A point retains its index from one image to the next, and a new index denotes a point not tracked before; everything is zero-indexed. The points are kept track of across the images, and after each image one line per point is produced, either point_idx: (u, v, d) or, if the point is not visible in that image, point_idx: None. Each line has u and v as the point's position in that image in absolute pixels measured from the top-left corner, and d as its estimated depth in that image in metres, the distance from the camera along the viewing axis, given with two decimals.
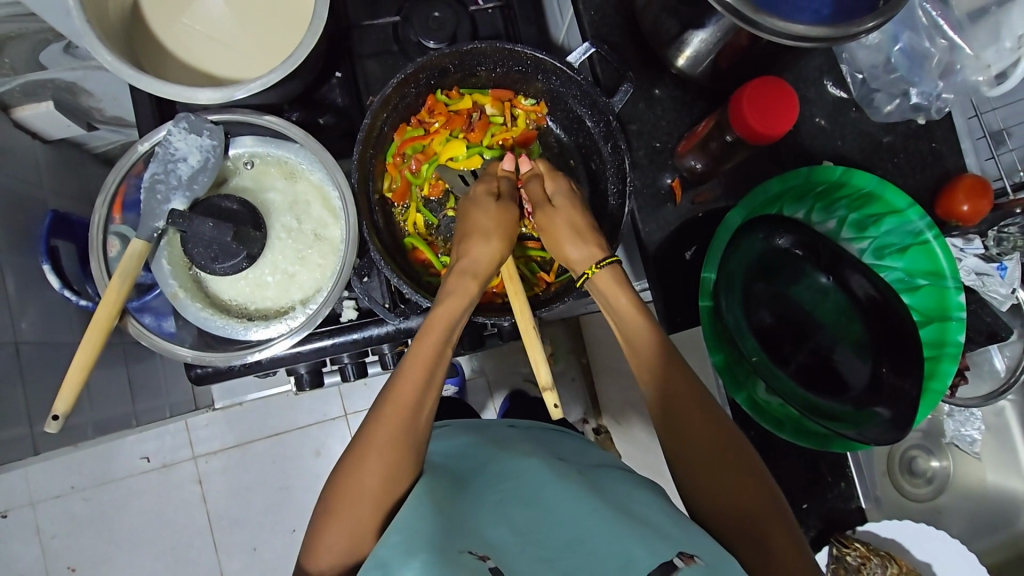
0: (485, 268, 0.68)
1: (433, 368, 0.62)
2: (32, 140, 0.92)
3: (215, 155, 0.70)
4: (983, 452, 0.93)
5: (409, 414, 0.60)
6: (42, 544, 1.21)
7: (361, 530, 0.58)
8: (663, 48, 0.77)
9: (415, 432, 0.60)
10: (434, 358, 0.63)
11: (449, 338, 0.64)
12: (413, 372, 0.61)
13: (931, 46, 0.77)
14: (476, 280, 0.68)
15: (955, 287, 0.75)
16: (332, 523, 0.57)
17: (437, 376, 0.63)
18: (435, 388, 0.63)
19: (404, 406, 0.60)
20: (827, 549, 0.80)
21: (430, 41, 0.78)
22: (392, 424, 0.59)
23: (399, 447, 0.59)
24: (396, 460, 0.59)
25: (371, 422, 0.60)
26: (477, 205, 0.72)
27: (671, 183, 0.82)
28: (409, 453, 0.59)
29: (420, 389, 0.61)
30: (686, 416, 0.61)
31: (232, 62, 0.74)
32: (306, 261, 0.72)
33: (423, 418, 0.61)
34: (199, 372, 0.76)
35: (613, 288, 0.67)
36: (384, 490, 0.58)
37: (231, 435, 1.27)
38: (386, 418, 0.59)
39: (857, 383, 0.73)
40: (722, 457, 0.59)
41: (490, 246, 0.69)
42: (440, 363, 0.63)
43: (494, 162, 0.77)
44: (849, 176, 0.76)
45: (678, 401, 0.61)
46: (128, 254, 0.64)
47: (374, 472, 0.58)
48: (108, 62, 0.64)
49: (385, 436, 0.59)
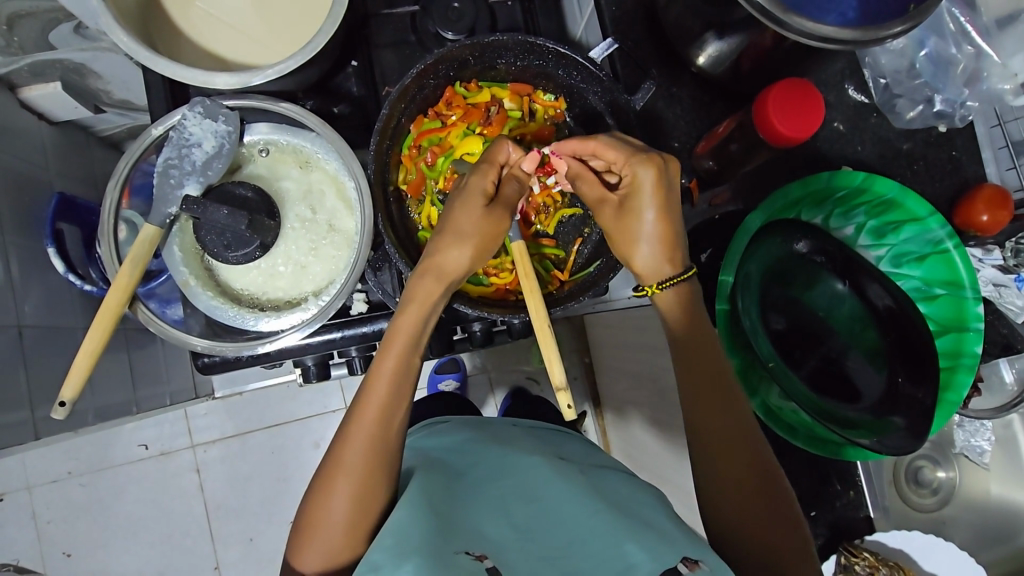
0: (455, 268, 0.66)
1: (399, 381, 0.61)
2: (39, 121, 0.91)
3: (230, 141, 0.68)
4: (991, 464, 0.92)
5: (377, 431, 0.59)
6: (38, 529, 1.20)
7: (337, 543, 0.58)
8: (683, 46, 0.76)
9: (387, 447, 0.59)
10: (401, 367, 0.62)
11: (415, 344, 0.63)
12: (379, 386, 0.61)
13: (957, 52, 0.78)
14: (442, 283, 0.65)
15: (973, 298, 0.74)
16: (310, 536, 0.58)
17: (406, 387, 0.62)
18: (404, 400, 0.62)
19: (371, 422, 0.59)
20: (835, 557, 0.81)
21: (449, 32, 0.77)
22: (359, 443, 0.58)
23: (371, 460, 0.58)
24: (369, 478, 0.58)
25: (338, 441, 0.60)
26: (464, 202, 0.67)
27: (688, 183, 0.81)
28: (381, 468, 0.59)
29: (388, 402, 0.60)
30: (713, 433, 0.63)
31: (247, 49, 0.73)
32: (319, 252, 0.71)
33: (394, 432, 0.60)
34: (206, 361, 0.75)
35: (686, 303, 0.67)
36: (358, 504, 0.58)
37: (230, 424, 1.26)
38: (354, 435, 0.59)
39: (871, 394, 0.73)
40: (741, 476, 0.61)
41: (466, 246, 0.66)
42: (407, 372, 0.62)
43: (499, 145, 0.68)
44: (871, 182, 0.75)
45: (708, 416, 0.63)
46: (139, 240, 0.63)
47: (347, 491, 0.57)
48: (123, 42, 0.63)
49: (357, 454, 0.58)
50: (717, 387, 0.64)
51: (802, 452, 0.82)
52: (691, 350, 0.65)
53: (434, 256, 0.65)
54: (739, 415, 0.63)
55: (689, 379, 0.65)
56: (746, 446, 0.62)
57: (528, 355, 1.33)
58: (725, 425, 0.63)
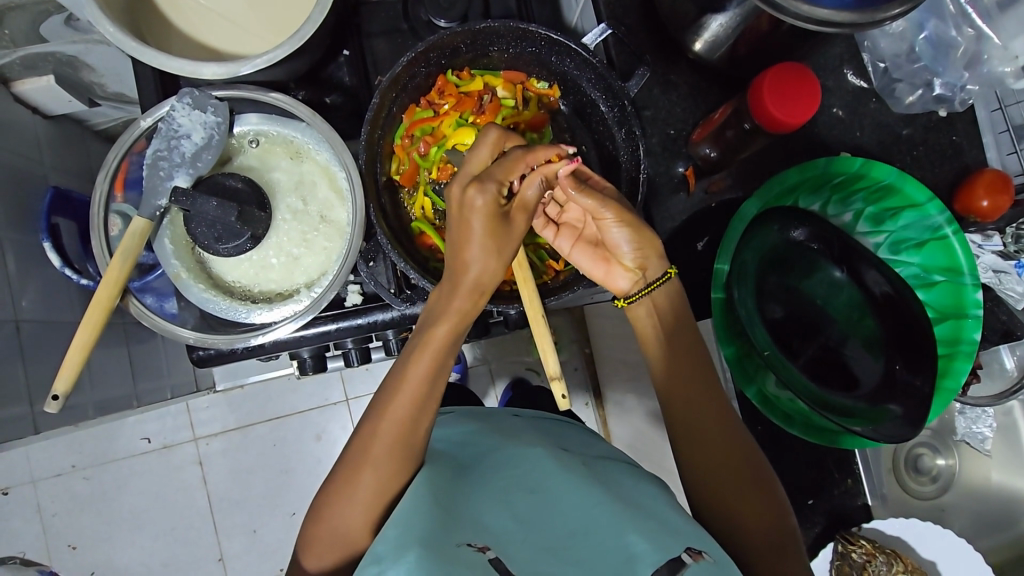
0: (489, 281, 0.63)
1: (429, 387, 0.60)
2: (33, 115, 0.90)
3: (219, 132, 0.67)
4: (993, 451, 0.91)
5: (406, 426, 0.59)
6: (43, 522, 1.21)
7: (347, 542, 0.57)
8: (679, 32, 0.75)
9: (414, 441, 0.60)
10: (432, 376, 0.61)
11: (448, 353, 0.62)
12: (409, 391, 0.60)
13: (958, 35, 0.76)
14: (474, 294, 0.63)
15: (972, 284, 0.73)
16: (320, 534, 0.58)
17: (435, 394, 0.61)
18: (432, 405, 0.61)
19: (399, 419, 0.59)
20: (832, 545, 0.81)
21: (441, 20, 0.75)
22: (386, 439, 0.58)
23: (395, 455, 0.58)
24: (388, 468, 0.58)
25: (361, 436, 0.60)
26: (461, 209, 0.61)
27: (684, 171, 0.81)
28: (399, 458, 0.59)
29: (418, 407, 0.59)
30: (697, 428, 0.63)
31: (235, 39, 0.72)
32: (311, 244, 0.70)
33: (422, 429, 0.60)
34: (200, 355, 0.75)
35: (670, 303, 0.67)
36: (367, 501, 0.58)
37: (232, 417, 1.26)
38: (381, 432, 0.58)
39: (868, 380, 0.72)
40: (731, 470, 0.61)
41: (497, 255, 0.62)
42: (438, 380, 0.61)
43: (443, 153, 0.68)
44: (869, 167, 0.74)
45: (694, 411, 0.64)
46: (129, 233, 0.63)
47: (368, 487, 0.58)
48: (110, 33, 0.63)
49: (382, 450, 0.58)
50: (702, 384, 0.65)
51: (801, 441, 0.82)
52: (675, 348, 0.66)
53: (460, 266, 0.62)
54: (725, 412, 0.64)
55: (672, 380, 0.65)
56: (731, 443, 0.62)
57: (528, 346, 1.33)
58: (711, 417, 0.63)
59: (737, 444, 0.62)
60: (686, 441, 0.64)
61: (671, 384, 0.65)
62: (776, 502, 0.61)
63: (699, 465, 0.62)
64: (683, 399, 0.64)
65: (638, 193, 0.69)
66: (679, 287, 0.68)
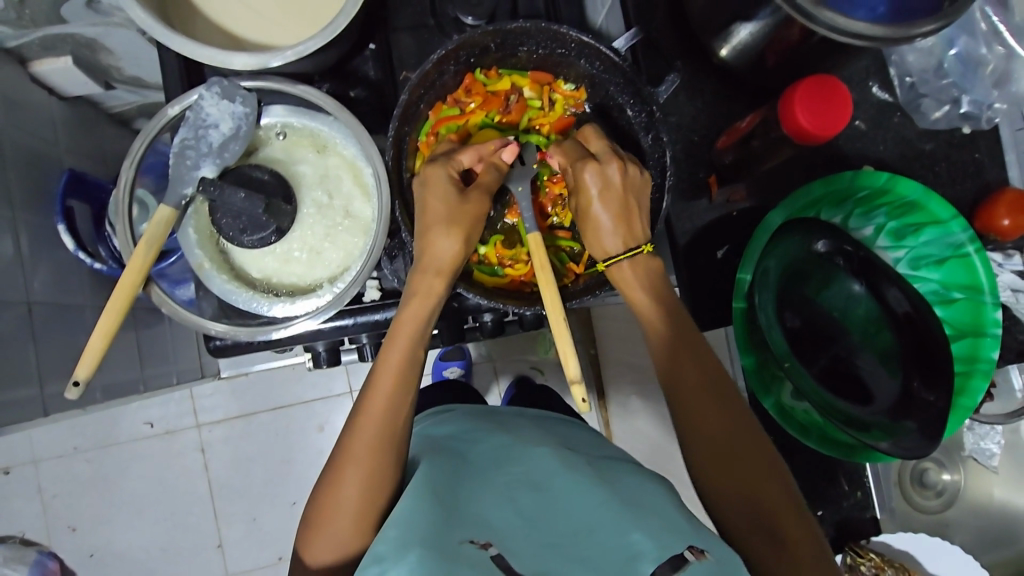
0: (452, 257, 0.66)
1: (405, 370, 0.62)
2: (48, 95, 0.90)
3: (247, 123, 0.67)
4: (999, 467, 0.92)
5: (386, 414, 0.60)
6: (43, 502, 1.21)
7: (345, 534, 0.58)
8: (707, 38, 0.75)
9: (397, 431, 0.60)
10: (405, 359, 0.62)
11: (422, 332, 0.64)
12: (384, 377, 0.61)
13: (988, 52, 0.76)
14: (441, 276, 0.66)
15: (992, 303, 0.73)
16: (320, 531, 0.58)
17: (414, 374, 0.63)
18: (411, 384, 0.62)
19: (378, 407, 0.60)
20: (841, 557, 0.82)
21: (469, 17, 0.75)
22: (368, 432, 0.59)
23: (376, 447, 0.59)
24: (378, 461, 0.58)
25: (347, 432, 0.60)
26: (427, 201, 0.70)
27: (707, 178, 0.81)
28: (388, 450, 0.59)
29: (396, 393, 0.61)
30: (695, 416, 0.62)
31: (261, 30, 0.71)
32: (334, 239, 0.70)
33: (404, 415, 0.61)
34: (217, 345, 0.75)
35: (648, 274, 0.68)
36: (366, 494, 0.58)
37: (236, 405, 1.26)
38: (361, 426, 0.59)
39: (884, 396, 0.72)
40: (733, 457, 0.60)
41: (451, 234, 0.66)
42: (413, 361, 0.63)
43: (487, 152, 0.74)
44: (894, 182, 0.74)
45: (690, 397, 0.63)
46: (155, 220, 0.62)
47: (363, 475, 0.58)
48: (141, 19, 0.62)
49: (366, 444, 0.58)
50: (698, 364, 0.63)
51: (810, 451, 0.82)
52: (677, 330, 0.65)
53: (425, 252, 0.66)
54: (723, 395, 0.62)
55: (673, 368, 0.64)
56: (733, 428, 0.61)
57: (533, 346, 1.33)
58: (708, 404, 0.62)
59: (737, 428, 0.61)
60: (688, 430, 0.62)
61: (669, 373, 0.64)
62: (784, 484, 0.59)
63: (699, 452, 0.61)
64: (681, 385, 0.63)
65: (665, 202, 0.70)
66: (654, 261, 0.69)
